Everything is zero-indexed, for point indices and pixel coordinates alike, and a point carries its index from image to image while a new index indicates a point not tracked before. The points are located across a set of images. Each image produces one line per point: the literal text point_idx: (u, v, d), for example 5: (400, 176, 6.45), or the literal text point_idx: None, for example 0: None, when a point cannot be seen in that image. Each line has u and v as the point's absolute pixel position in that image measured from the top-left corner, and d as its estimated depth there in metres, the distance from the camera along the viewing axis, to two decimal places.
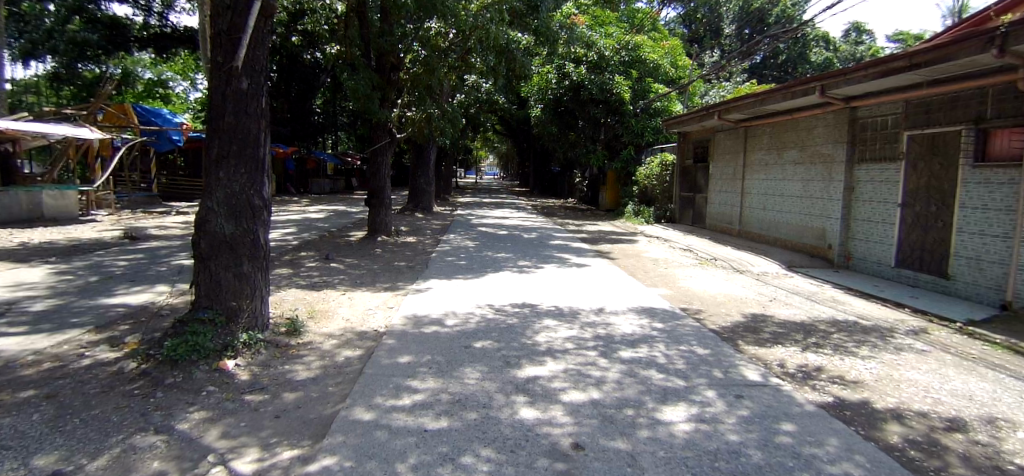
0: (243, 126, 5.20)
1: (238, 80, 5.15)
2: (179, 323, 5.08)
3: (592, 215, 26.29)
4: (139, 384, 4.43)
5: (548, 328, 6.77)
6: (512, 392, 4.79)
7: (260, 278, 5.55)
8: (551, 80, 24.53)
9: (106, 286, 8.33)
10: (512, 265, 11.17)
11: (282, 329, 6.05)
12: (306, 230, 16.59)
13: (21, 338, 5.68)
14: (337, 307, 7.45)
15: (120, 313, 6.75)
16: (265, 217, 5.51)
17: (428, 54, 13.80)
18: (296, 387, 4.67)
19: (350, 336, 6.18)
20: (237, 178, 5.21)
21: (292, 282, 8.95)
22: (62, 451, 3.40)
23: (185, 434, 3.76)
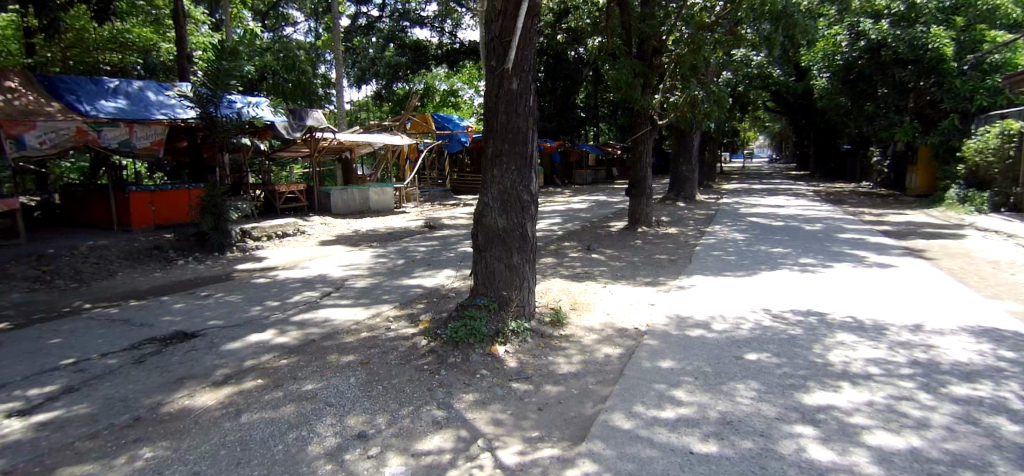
0: (514, 126, 5.39)
1: (509, 81, 5.33)
2: (460, 307, 5.49)
3: (891, 203, 20.88)
4: (428, 360, 4.78)
5: (844, 344, 5.55)
6: (796, 422, 3.93)
7: (528, 270, 5.67)
8: (843, 43, 20.81)
9: (407, 270, 9.81)
10: (791, 263, 9.67)
11: (547, 318, 6.15)
12: (570, 223, 16.72)
13: (346, 308, 6.85)
14: (597, 300, 7.39)
15: (417, 294, 7.85)
16: (533, 211, 5.62)
17: (695, 32, 12.62)
18: (558, 380, 4.59)
19: (611, 332, 6.02)
20: (509, 174, 5.43)
21: (556, 273, 9.28)
22: (366, 415, 3.64)
23: (461, 414, 3.80)
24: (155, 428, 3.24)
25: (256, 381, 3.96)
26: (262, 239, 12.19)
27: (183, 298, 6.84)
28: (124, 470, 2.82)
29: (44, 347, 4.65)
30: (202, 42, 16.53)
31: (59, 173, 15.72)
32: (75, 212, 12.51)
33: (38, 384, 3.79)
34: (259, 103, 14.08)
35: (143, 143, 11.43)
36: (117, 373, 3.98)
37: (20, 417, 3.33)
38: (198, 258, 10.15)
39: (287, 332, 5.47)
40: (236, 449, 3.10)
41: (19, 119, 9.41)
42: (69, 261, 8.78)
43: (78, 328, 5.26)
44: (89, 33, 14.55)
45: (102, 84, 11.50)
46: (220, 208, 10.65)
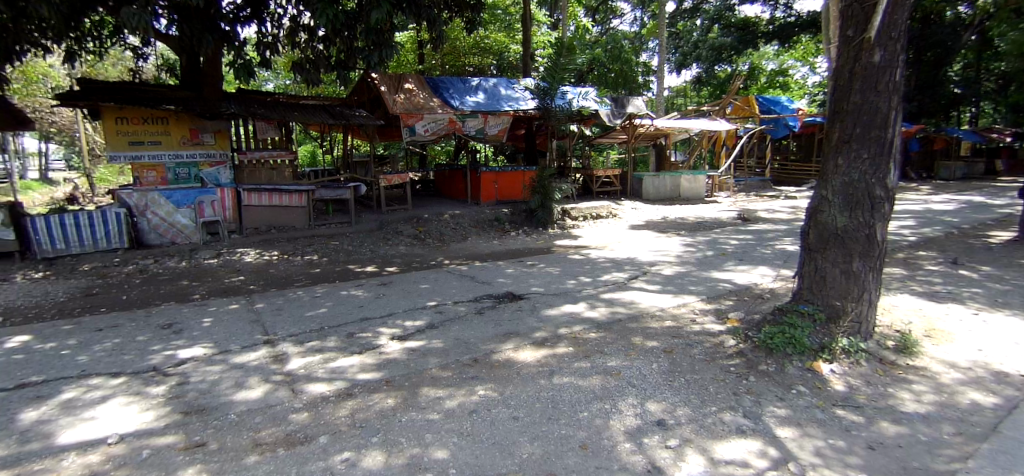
0: (880, 91, 3.53)
1: (871, 49, 3.53)
2: (777, 311, 4.07)
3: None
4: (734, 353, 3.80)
5: None
6: None
7: (875, 282, 3.79)
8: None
9: (724, 240, 7.77)
10: None
11: (890, 342, 4.08)
12: (939, 221, 10.82)
13: (653, 292, 5.09)
14: (970, 332, 4.55)
15: (728, 287, 5.18)
16: (894, 208, 3.66)
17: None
18: (916, 418, 3.10)
19: (986, 374, 3.75)
20: (861, 159, 3.61)
21: (904, 287, 5.99)
22: (672, 403, 3.23)
23: (774, 431, 2.93)
24: (487, 371, 3.59)
25: (569, 348, 3.89)
26: (580, 219, 10.20)
27: (513, 264, 6.46)
28: (466, 401, 3.26)
29: (418, 291, 5.36)
30: (545, 41, 15.75)
31: (434, 155, 17.14)
32: (438, 184, 12.98)
33: (410, 317, 4.57)
34: (587, 93, 12.21)
35: (494, 132, 10.97)
36: (462, 320, 4.47)
37: (398, 340, 4.08)
38: (527, 232, 9.16)
39: (597, 306, 4.72)
40: (548, 406, 3.20)
41: (412, 111, 9.85)
42: (436, 224, 9.03)
43: (435, 275, 5.97)
44: (461, 41, 14.33)
45: (467, 82, 11.43)
46: (550, 189, 9.43)
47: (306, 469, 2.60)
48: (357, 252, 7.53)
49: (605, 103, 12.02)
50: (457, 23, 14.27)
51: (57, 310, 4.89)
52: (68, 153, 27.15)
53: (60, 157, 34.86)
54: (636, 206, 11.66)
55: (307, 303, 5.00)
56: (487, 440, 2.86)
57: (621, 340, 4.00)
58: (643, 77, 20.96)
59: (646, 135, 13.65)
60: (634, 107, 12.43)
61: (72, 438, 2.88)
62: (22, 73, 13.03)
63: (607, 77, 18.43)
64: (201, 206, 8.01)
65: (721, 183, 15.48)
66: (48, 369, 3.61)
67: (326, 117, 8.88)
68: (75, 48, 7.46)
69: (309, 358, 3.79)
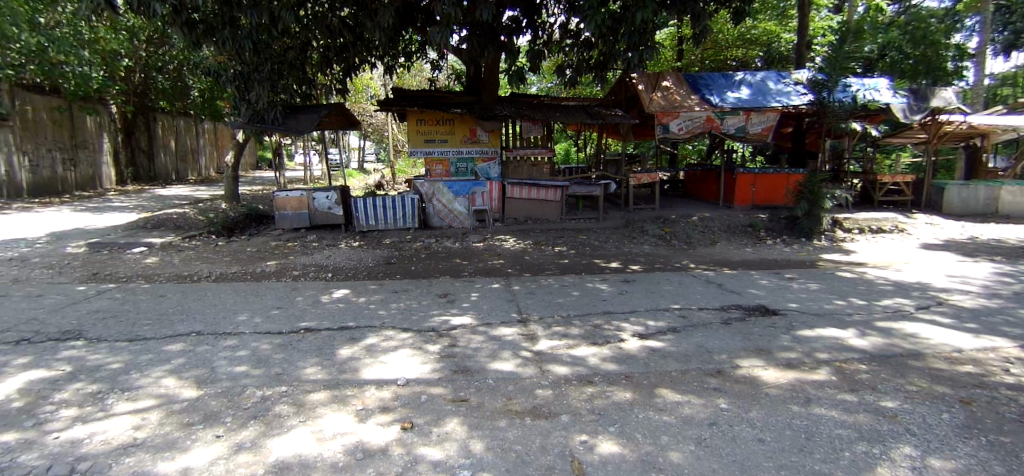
0: None
1: None
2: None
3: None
4: None
5: None
6: None
7: None
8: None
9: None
10: None
11: None
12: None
13: (950, 328, 4.19)
14: None
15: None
16: None
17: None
18: None
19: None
20: None
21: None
22: (965, 460, 2.64)
23: None
24: (730, 386, 3.43)
25: (831, 378, 3.48)
26: (856, 231, 8.88)
27: (768, 276, 5.97)
28: (703, 412, 3.16)
29: (661, 292, 5.35)
30: (825, 27, 13.67)
31: (685, 154, 16.81)
32: (687, 186, 12.66)
33: (653, 316, 4.62)
34: (879, 86, 10.55)
35: (757, 130, 10.18)
36: (706, 329, 4.33)
37: (640, 338, 4.17)
38: (787, 242, 8.30)
39: (869, 335, 4.10)
40: (801, 436, 2.90)
41: (669, 109, 9.72)
42: (683, 227, 8.84)
43: (678, 278, 5.87)
44: (725, 34, 13.54)
45: (730, 77, 10.73)
46: (821, 195, 8.43)
47: (548, 442, 2.87)
48: (603, 247, 7.81)
49: (902, 98, 10.35)
50: (722, 15, 13.39)
51: (367, 272, 6.24)
52: (383, 148, 34.27)
53: (367, 149, 44.03)
54: (936, 220, 9.66)
55: (556, 291, 5.42)
56: (727, 456, 2.74)
57: (897, 381, 3.41)
58: (955, 63, 15.92)
59: (956, 136, 11.21)
60: (941, 99, 10.50)
61: (375, 375, 3.66)
62: (357, 86, 16.59)
63: (904, 64, 15.01)
64: (475, 195, 9.11)
65: None
66: (361, 317, 4.64)
67: (584, 115, 9.34)
68: (392, 63, 9.15)
69: (557, 342, 4.12)
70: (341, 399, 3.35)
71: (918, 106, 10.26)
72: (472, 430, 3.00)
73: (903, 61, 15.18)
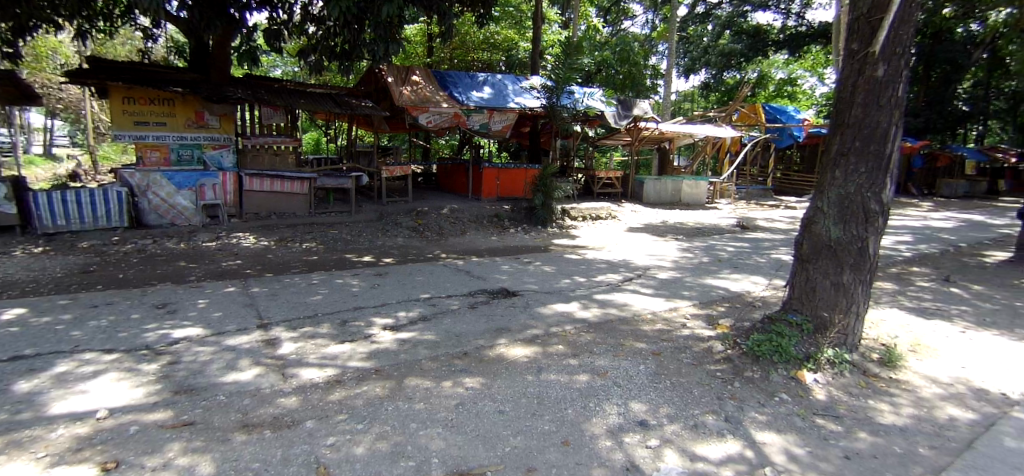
0: (873, 118, 3.33)
1: (875, 63, 3.32)
2: (764, 319, 3.86)
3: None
4: (720, 362, 3.69)
5: None
6: None
7: (867, 296, 3.59)
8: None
9: (720, 248, 7.78)
10: None
11: (874, 354, 3.84)
12: (936, 238, 10.11)
13: (647, 295, 5.19)
14: (959, 348, 4.15)
15: (721, 294, 5.19)
16: (886, 225, 3.46)
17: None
18: (885, 432, 3.01)
19: (966, 391, 3.51)
20: (857, 177, 3.38)
21: (894, 302, 5.34)
22: (654, 402, 3.26)
23: (750, 436, 2.93)
24: (475, 364, 3.64)
25: (559, 346, 3.95)
26: (579, 219, 10.39)
27: (509, 260, 6.62)
28: (452, 392, 3.29)
29: (411, 282, 5.51)
30: (556, 39, 15.67)
31: (437, 148, 17.82)
32: (439, 178, 13.35)
33: (404, 307, 4.70)
34: (593, 94, 12.35)
35: (498, 127, 11.18)
36: (456, 313, 4.58)
37: (390, 330, 4.18)
38: (526, 229, 9.30)
39: (589, 306, 4.80)
40: (533, 402, 3.21)
41: (418, 103, 10.02)
42: (434, 218, 9.21)
43: (430, 268, 6.14)
44: (471, 36, 14.55)
45: (475, 77, 11.68)
46: (552, 187, 9.62)
47: (290, 451, 2.60)
48: (354, 241, 7.75)
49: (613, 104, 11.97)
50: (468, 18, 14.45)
51: (55, 286, 5.04)
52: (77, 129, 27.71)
53: (68, 135, 35.45)
54: (637, 209, 11.97)
55: (302, 290, 5.14)
56: (470, 432, 2.86)
57: (610, 343, 4.02)
58: (652, 80, 20.79)
59: (652, 139, 13.98)
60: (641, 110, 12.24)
61: (63, 409, 2.92)
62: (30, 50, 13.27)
63: (614, 78, 18.21)
64: (202, 188, 8.22)
65: (722, 190, 15.52)
66: (41, 343, 3.68)
67: (332, 104, 9.17)
68: (86, 28, 7.98)
69: (301, 343, 3.88)
70: (9, 445, 2.55)
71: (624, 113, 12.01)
72: (194, 452, 2.56)
73: (615, 75, 18.28)
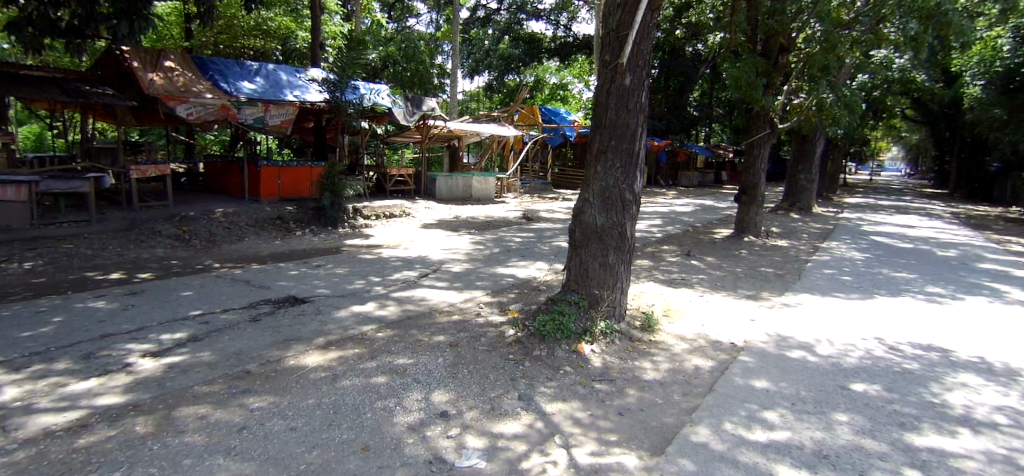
0: (624, 120, 3.87)
1: (622, 72, 3.84)
2: (548, 301, 4.23)
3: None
4: (512, 346, 3.97)
5: (967, 386, 3.68)
6: (898, 461, 2.77)
7: (627, 273, 4.19)
8: (1005, 48, 13.30)
9: (509, 239, 8.54)
10: (992, 271, 7.38)
11: (637, 322, 4.50)
12: (680, 219, 12.45)
13: (442, 288, 5.48)
14: (695, 309, 5.13)
15: (510, 282, 5.68)
16: (638, 211, 4.07)
17: (827, 27, 7.94)
18: (644, 386, 3.61)
19: (704, 343, 4.33)
20: (613, 171, 3.89)
21: (649, 275, 6.41)
22: (453, 392, 3.37)
23: (539, 408, 3.22)
24: (262, 382, 3.38)
25: (354, 350, 3.91)
26: (373, 218, 10.35)
27: (297, 266, 6.39)
28: (235, 415, 2.97)
29: (179, 299, 4.94)
30: (336, 32, 15.24)
31: (203, 144, 16.16)
32: (209, 178, 12.09)
33: (168, 329, 4.18)
34: (381, 91, 12.18)
35: (276, 122, 10.51)
36: (235, 329, 4.22)
37: (151, 358, 3.67)
38: (314, 231, 9.01)
39: (387, 305, 4.85)
40: (330, 412, 3.05)
41: (174, 92, 8.92)
42: (204, 223, 8.35)
43: (203, 281, 5.59)
44: (238, 20, 13.39)
45: (245, 66, 10.87)
46: (340, 186, 9.43)
47: None
48: (96, 256, 6.65)
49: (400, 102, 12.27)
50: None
51: None
52: None
53: None
54: (432, 205, 12.44)
55: (23, 321, 4.24)
56: (259, 456, 2.56)
57: (408, 341, 4.07)
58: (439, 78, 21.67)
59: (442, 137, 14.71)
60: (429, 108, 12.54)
61: None
62: None
63: (402, 75, 18.43)
64: None
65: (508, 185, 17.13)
66: None
67: (58, 92, 8.08)
68: None
69: (23, 388, 3.18)
70: None
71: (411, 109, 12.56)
72: None
73: (402, 72, 18.48)
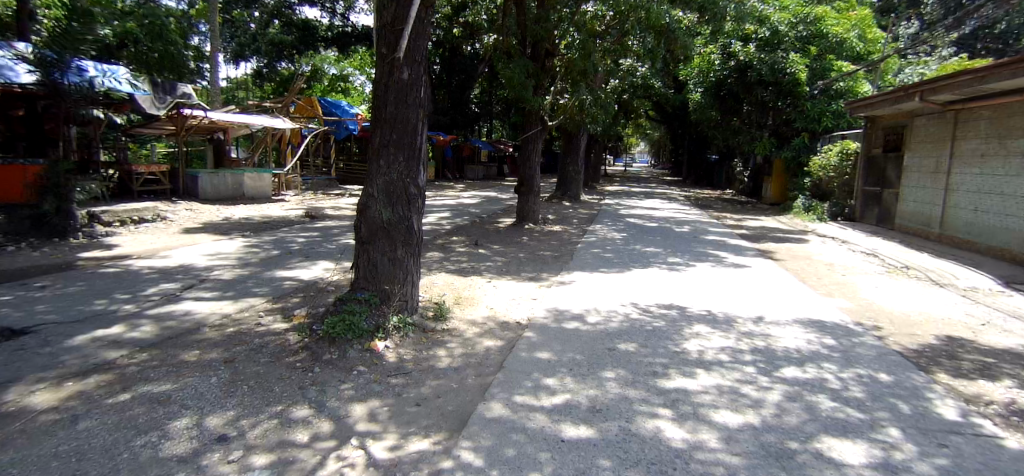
0: (404, 116, 4.07)
1: (400, 68, 4.03)
2: (337, 302, 4.19)
3: (750, 206, 17.97)
4: (300, 356, 3.74)
5: (700, 335, 4.58)
6: (647, 404, 3.36)
7: (416, 265, 4.42)
8: (715, 61, 16.71)
9: (292, 239, 8.56)
10: (709, 242, 9.41)
11: (429, 312, 4.72)
12: (467, 211, 13.29)
13: (211, 300, 5.09)
14: (483, 294, 5.53)
15: (292, 286, 5.64)
16: (422, 205, 4.33)
17: (583, 37, 9.32)
18: (438, 373, 3.74)
19: (493, 325, 4.66)
20: (395, 165, 4.08)
21: (441, 267, 6.71)
22: (232, 413, 3.03)
23: (333, 413, 3.09)
24: None
25: (96, 384, 3.27)
26: (114, 223, 9.16)
27: (6, 291, 5.13)
28: None
29: None
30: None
31: None
32: None
33: None
34: (116, 73, 9.77)
35: None
36: None
37: None
38: (33, 244, 7.36)
39: (143, 329, 4.23)
40: (68, 461, 2.43)
41: None
42: None
43: None
44: None
45: None
46: (66, 188, 7.93)
47: None
48: None
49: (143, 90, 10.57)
50: None
51: None
52: None
53: None
54: (193, 208, 11.44)
55: None
56: None
57: (170, 369, 3.54)
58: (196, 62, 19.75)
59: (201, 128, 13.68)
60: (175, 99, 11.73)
61: None
62: None
63: (147, 58, 15.67)
64: None
65: (288, 182, 16.58)
66: None
67: None
68: None
69: None
70: None
71: (162, 96, 11.74)
72: None
73: (146, 54, 15.70)
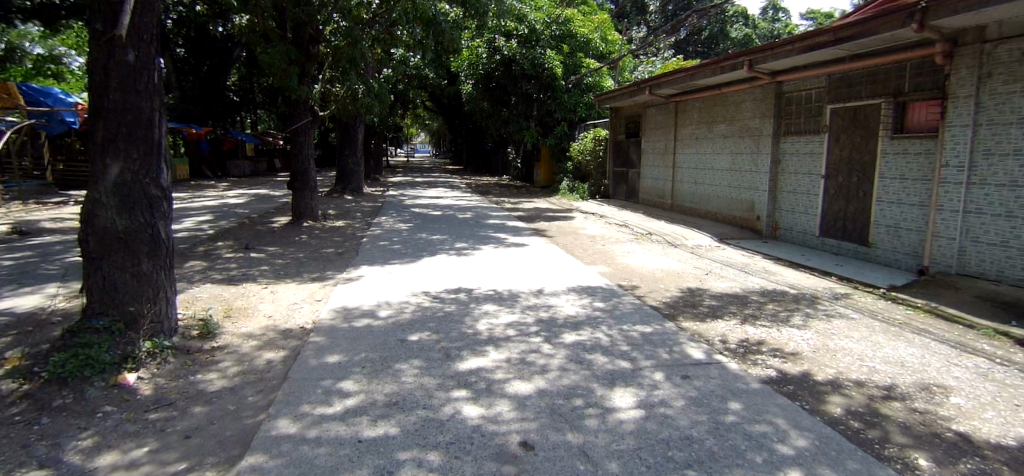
0: (133, 105, 3.49)
1: (122, 49, 3.45)
2: (63, 335, 3.39)
3: (527, 190, 19.87)
4: (12, 408, 2.85)
5: (488, 314, 4.88)
6: (447, 387, 3.43)
7: (168, 280, 3.85)
8: (482, 55, 17.73)
9: None
10: (496, 225, 10.14)
11: (193, 332, 4.14)
12: (233, 213, 11.89)
13: None
14: (258, 303, 5.07)
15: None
16: (167, 209, 3.80)
17: (349, 24, 9.10)
18: (213, 397, 3.24)
19: (274, 335, 4.30)
20: (128, 164, 3.50)
21: (204, 278, 5.91)
22: None
23: (76, 465, 2.40)
24: None
25: None
26: None
27: None
28: None
29: None
30: None
31: None
32: None
33: None
34: None
35: None
36: None
37: None
38: None
39: None
40: None
41: None
42: None
43: None
44: None
45: None
46: None
47: None
48: None
49: None
50: None
51: None
52: None
53: None
54: None
55: None
56: None
57: None
58: None
59: None
60: None
61: None
62: None
63: None
64: None
65: None
66: None
67: None
68: None
69: None
70: None
71: None
72: None
73: None
